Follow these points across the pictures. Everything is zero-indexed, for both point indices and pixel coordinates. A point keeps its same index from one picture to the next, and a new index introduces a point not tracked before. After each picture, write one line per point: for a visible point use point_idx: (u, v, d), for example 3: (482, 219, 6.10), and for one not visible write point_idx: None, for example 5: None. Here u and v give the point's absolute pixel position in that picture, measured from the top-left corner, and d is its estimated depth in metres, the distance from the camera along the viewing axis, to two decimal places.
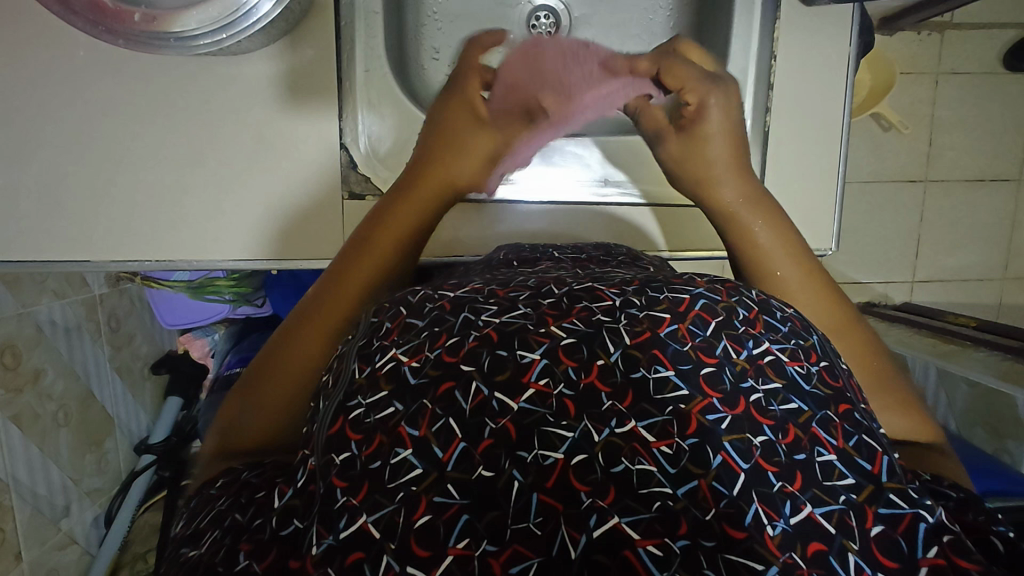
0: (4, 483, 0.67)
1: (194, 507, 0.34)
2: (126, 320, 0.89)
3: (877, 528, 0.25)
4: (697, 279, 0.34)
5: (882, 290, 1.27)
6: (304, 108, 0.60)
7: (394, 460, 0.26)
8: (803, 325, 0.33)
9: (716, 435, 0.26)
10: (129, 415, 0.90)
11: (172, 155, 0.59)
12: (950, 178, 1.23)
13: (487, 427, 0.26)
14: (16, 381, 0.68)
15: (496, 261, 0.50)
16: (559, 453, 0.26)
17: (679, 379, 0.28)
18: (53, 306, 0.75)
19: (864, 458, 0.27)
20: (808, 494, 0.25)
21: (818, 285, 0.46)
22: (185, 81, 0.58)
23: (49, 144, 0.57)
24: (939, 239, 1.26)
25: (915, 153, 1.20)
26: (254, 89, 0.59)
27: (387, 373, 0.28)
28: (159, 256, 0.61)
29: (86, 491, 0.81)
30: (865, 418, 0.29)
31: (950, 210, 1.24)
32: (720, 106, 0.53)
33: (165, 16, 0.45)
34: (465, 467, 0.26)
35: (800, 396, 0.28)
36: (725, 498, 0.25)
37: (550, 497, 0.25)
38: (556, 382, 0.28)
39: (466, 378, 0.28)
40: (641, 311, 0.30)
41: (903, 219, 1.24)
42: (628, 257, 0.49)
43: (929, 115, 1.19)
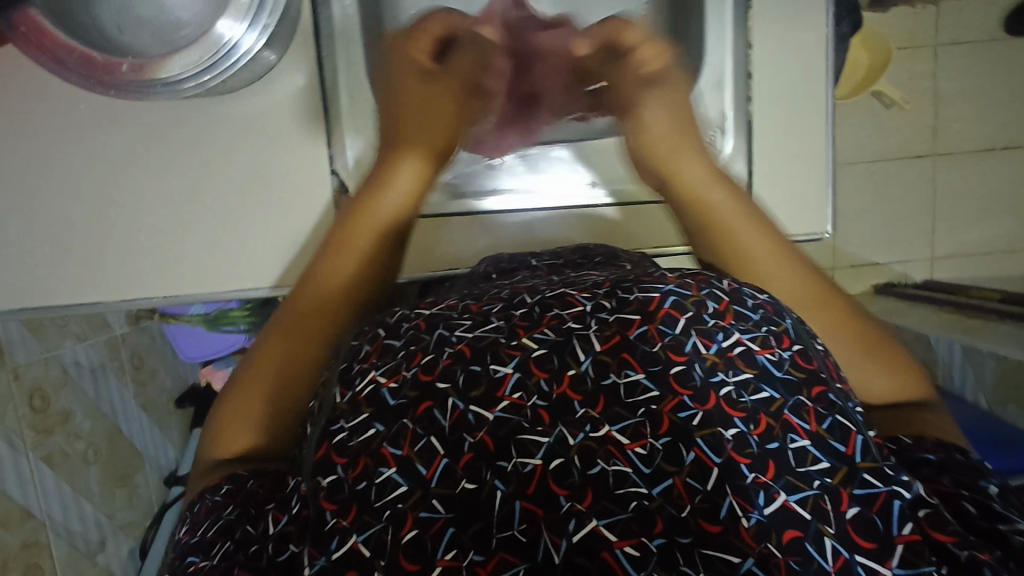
0: (40, 522, 0.70)
1: (200, 512, 0.39)
2: (148, 357, 0.92)
3: (852, 509, 0.30)
4: (668, 275, 0.40)
5: (901, 269, 1.24)
6: (289, 137, 0.62)
7: (379, 479, 0.31)
8: (775, 310, 0.37)
9: (688, 431, 0.32)
10: (159, 450, 0.93)
11: (169, 189, 0.62)
12: (960, 149, 1.20)
13: (466, 441, 0.32)
14: (45, 422, 0.71)
15: (477, 274, 0.51)
16: (537, 459, 0.31)
17: (651, 381, 0.33)
18: (77, 348, 0.78)
19: (837, 440, 0.32)
20: (783, 482, 0.31)
21: (786, 260, 0.48)
22: (179, 124, 0.60)
23: (58, 194, 0.60)
24: (954, 213, 1.23)
25: (919, 128, 1.18)
26: (244, 125, 0.61)
27: (366, 396, 0.34)
28: (165, 293, 0.64)
29: (120, 525, 0.83)
30: (839, 397, 0.34)
31: (963, 182, 1.21)
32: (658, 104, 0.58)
33: (151, 65, 0.47)
34: (449, 483, 0.31)
35: (771, 384, 0.33)
36: (700, 493, 0.30)
37: (531, 503, 0.31)
38: (530, 394, 0.33)
39: (442, 396, 0.33)
40: (611, 315, 0.36)
41: (915, 196, 1.21)
42: (606, 258, 0.49)
43: (931, 88, 1.17)
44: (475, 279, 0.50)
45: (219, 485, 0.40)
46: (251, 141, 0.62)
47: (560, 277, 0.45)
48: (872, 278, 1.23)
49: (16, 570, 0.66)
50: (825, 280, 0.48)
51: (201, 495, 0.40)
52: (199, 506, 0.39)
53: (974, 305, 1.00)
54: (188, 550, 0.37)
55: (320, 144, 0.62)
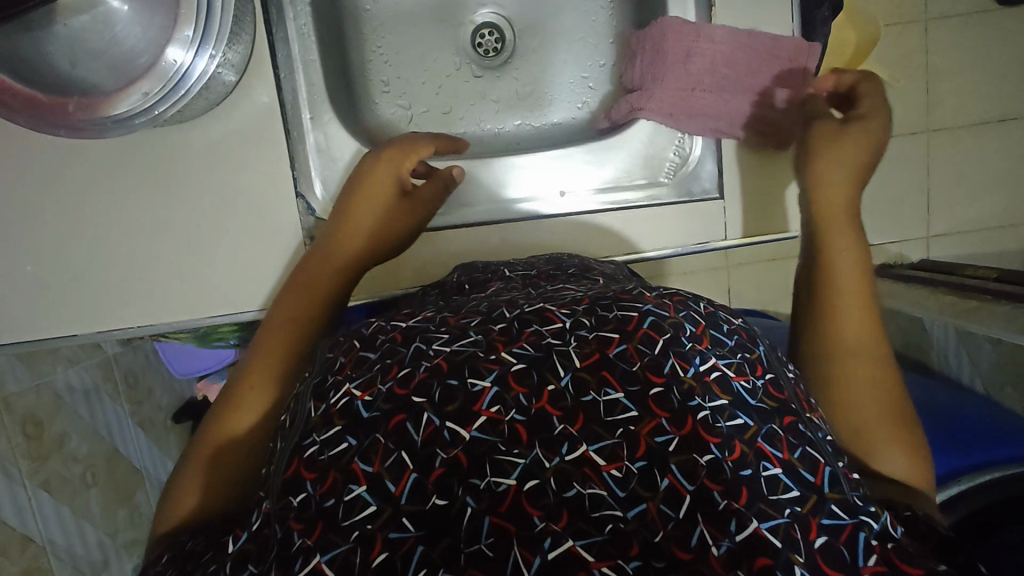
0: (40, 547, 0.71)
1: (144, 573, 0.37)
2: (143, 376, 0.93)
3: (820, 539, 0.31)
4: (646, 295, 0.41)
5: (897, 250, 1.22)
6: (247, 158, 0.63)
7: (348, 497, 0.31)
8: (749, 337, 0.40)
9: (664, 456, 0.32)
10: (157, 466, 0.94)
11: (162, 227, 0.63)
12: (954, 124, 1.18)
13: (438, 457, 0.32)
14: (40, 449, 0.72)
15: (450, 284, 0.55)
16: (511, 479, 0.31)
17: (629, 401, 0.34)
18: (70, 373, 0.78)
19: (807, 471, 0.33)
20: (754, 509, 0.31)
21: (868, 322, 0.47)
22: (143, 151, 0.62)
23: (37, 227, 0.61)
24: (951, 189, 1.20)
25: (912, 105, 1.16)
26: (212, 150, 0.63)
27: (340, 409, 0.34)
28: (141, 322, 0.64)
29: (122, 543, 0.84)
30: (807, 428, 0.36)
31: (958, 157, 1.19)
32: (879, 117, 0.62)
33: (95, 105, 0.55)
34: (419, 499, 0.31)
35: (746, 411, 0.35)
36: (674, 520, 0.31)
37: (502, 519, 0.30)
38: (508, 408, 0.33)
39: (417, 409, 0.33)
40: (590, 332, 0.37)
41: (910, 174, 1.19)
42: (578, 270, 0.52)
43: (922, 64, 1.15)
44: (448, 290, 0.53)
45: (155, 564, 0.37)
46: (246, 176, 0.63)
47: (537, 291, 0.45)
48: None
49: None
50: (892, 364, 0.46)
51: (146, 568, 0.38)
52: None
53: (970, 285, 0.98)
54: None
55: (285, 166, 0.64)
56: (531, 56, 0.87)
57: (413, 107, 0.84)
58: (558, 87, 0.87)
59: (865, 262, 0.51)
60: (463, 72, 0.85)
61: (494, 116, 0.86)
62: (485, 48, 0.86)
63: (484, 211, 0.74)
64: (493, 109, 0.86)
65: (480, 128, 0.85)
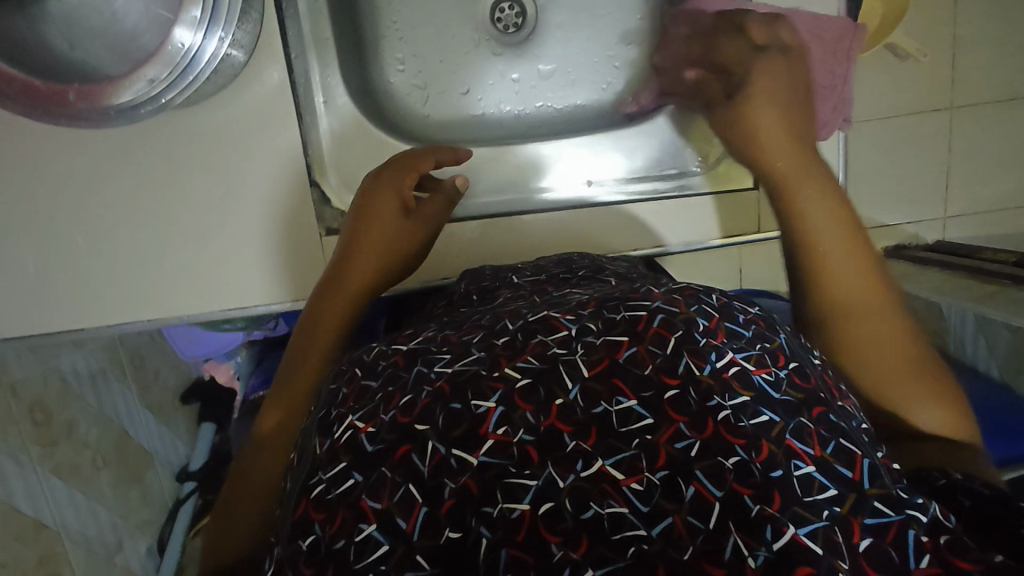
0: (56, 532, 0.71)
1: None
2: (150, 357, 0.91)
3: (866, 541, 0.31)
4: (655, 293, 0.42)
5: (912, 230, 1.19)
6: (249, 145, 0.62)
7: (359, 537, 0.31)
8: (767, 326, 0.41)
9: (685, 464, 0.33)
10: (168, 447, 0.94)
11: (186, 221, 0.63)
12: (977, 101, 1.13)
13: (447, 487, 0.32)
14: (50, 436, 0.72)
15: (460, 293, 0.61)
16: (525, 504, 0.32)
17: (642, 408, 0.35)
18: (76, 356, 0.77)
19: (845, 466, 0.33)
20: (790, 514, 0.31)
21: (864, 269, 0.51)
22: (144, 136, 0.61)
23: (50, 219, 0.61)
24: (971, 168, 1.17)
25: (936, 80, 1.12)
26: (211, 132, 0.61)
27: (344, 443, 0.35)
28: (153, 316, 0.65)
29: (136, 524, 0.85)
30: (839, 417, 0.36)
31: (980, 136, 1.15)
32: (767, 69, 0.61)
33: (99, 94, 0.56)
34: (432, 532, 0.31)
35: (770, 408, 0.35)
36: (702, 534, 0.31)
37: (519, 550, 0.31)
38: (517, 428, 0.34)
39: (421, 439, 0.34)
40: (597, 337, 0.38)
41: (930, 153, 1.15)
42: (589, 273, 0.58)
43: (948, 36, 1.10)
44: (462, 299, 0.59)
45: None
46: (268, 169, 0.63)
47: (544, 298, 0.49)
48: (882, 240, 1.19)
49: None
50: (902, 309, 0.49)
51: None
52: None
53: (987, 269, 0.96)
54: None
55: (293, 151, 0.63)
56: (553, 36, 0.85)
57: (430, 87, 0.83)
58: (578, 67, 0.86)
59: (840, 213, 0.53)
60: (482, 50, 0.84)
61: (513, 97, 0.85)
62: (504, 23, 0.84)
63: (495, 204, 0.74)
64: (513, 89, 0.85)
65: (499, 109, 0.84)
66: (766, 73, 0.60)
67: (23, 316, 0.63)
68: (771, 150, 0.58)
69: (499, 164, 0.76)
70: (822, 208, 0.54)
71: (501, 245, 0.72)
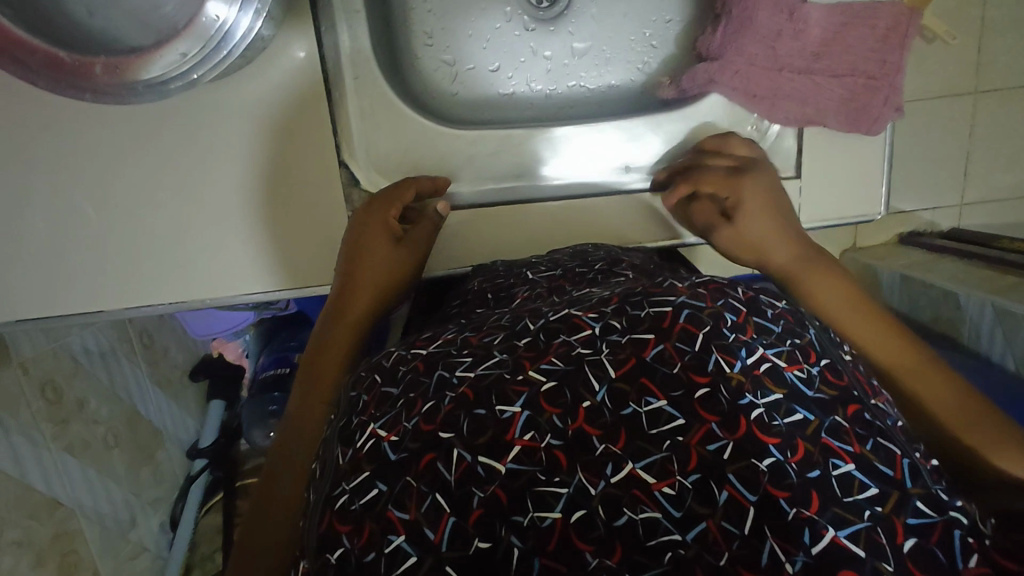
0: (70, 509, 0.71)
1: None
2: (159, 334, 0.91)
3: (910, 541, 0.30)
4: (680, 286, 0.40)
5: (929, 218, 1.17)
6: (269, 130, 0.64)
7: (388, 548, 0.31)
8: (796, 322, 0.39)
9: (717, 467, 0.32)
10: (178, 425, 0.93)
11: (208, 201, 0.65)
12: (1003, 85, 1.10)
13: (475, 497, 0.32)
14: (62, 413, 0.71)
15: (475, 291, 0.61)
16: (556, 513, 0.31)
17: (673, 409, 0.34)
18: (86, 333, 0.77)
19: (885, 465, 0.32)
20: (830, 514, 0.30)
21: (876, 321, 0.51)
22: (164, 118, 0.62)
23: (73, 197, 0.63)
24: (993, 155, 1.14)
25: (961, 63, 1.09)
26: (230, 115, 0.63)
27: (367, 453, 0.34)
28: (173, 298, 0.68)
29: (148, 501, 0.85)
30: (874, 415, 0.35)
31: (1004, 121, 1.13)
32: (751, 183, 0.64)
33: (126, 67, 0.54)
34: (461, 543, 0.31)
35: (805, 406, 0.34)
36: (737, 540, 0.30)
37: (550, 560, 0.30)
38: (544, 433, 0.33)
39: (446, 446, 0.33)
40: (622, 336, 0.37)
41: (951, 138, 1.13)
42: (606, 265, 0.57)
43: (978, 18, 1.07)
44: (477, 298, 0.58)
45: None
46: (279, 155, 0.65)
47: (560, 298, 0.50)
48: (896, 227, 1.18)
49: (53, 558, 0.67)
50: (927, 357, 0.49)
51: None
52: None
53: (1006, 260, 0.94)
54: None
55: (321, 138, 0.66)
56: (590, 12, 0.83)
57: (459, 63, 0.82)
58: (613, 46, 0.84)
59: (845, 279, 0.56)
60: (514, 24, 0.82)
61: (544, 76, 0.84)
62: None
63: (511, 188, 0.74)
64: (544, 67, 0.83)
65: (529, 88, 0.83)
66: (752, 189, 0.64)
67: (48, 295, 0.65)
68: (771, 252, 0.61)
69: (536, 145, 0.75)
70: (825, 279, 0.56)
71: (528, 232, 0.74)
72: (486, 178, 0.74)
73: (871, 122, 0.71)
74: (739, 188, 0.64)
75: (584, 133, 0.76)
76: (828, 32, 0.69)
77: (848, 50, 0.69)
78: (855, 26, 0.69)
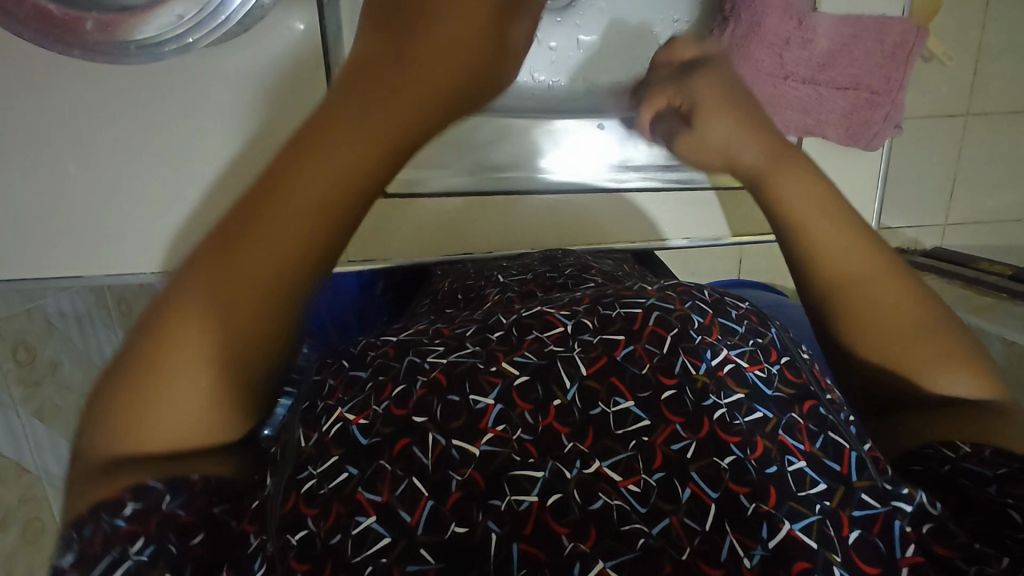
0: (37, 476, 0.70)
1: (97, 538, 0.29)
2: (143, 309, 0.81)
3: (854, 533, 0.30)
4: (647, 290, 0.42)
5: (914, 235, 1.16)
6: (265, 100, 0.63)
7: (356, 530, 0.29)
8: (759, 322, 0.41)
9: (681, 465, 0.32)
10: None
11: (201, 173, 0.64)
12: (993, 110, 1.13)
13: (453, 480, 0.31)
14: (32, 376, 0.71)
15: (445, 292, 0.61)
16: (533, 497, 0.31)
17: (640, 410, 0.34)
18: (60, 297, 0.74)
19: (832, 460, 0.33)
20: (786, 509, 0.31)
21: (849, 234, 0.46)
22: (158, 80, 0.60)
23: (54, 155, 0.61)
24: (976, 177, 1.17)
25: (957, 85, 1.10)
26: (225, 82, 0.61)
27: (334, 437, 0.33)
28: (155, 267, 0.66)
29: None
30: (829, 411, 0.36)
31: (989, 145, 1.15)
32: (705, 80, 0.60)
33: (121, 24, 0.56)
34: (437, 529, 0.30)
35: (764, 404, 0.35)
36: (699, 535, 0.30)
37: (530, 547, 0.30)
38: (515, 427, 0.33)
39: (421, 431, 0.32)
40: (593, 336, 0.37)
41: (939, 158, 1.14)
42: (576, 270, 0.58)
43: (976, 41, 1.08)
44: (443, 300, 0.57)
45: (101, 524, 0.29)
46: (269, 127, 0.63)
47: (536, 291, 0.53)
48: None
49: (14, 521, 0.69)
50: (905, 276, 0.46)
51: (91, 514, 0.30)
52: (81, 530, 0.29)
53: (982, 280, 0.97)
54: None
55: None
56: (598, 7, 0.82)
57: None
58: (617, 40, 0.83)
59: (826, 187, 0.48)
60: None
61: (548, 67, 0.82)
62: None
63: (516, 179, 0.78)
64: (548, 58, 0.81)
65: (531, 78, 0.80)
66: (707, 85, 0.59)
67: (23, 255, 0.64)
68: (741, 153, 0.54)
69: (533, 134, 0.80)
70: (796, 185, 0.49)
71: (524, 228, 0.77)
72: (483, 165, 0.77)
73: (870, 137, 0.73)
74: (693, 87, 0.60)
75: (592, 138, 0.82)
76: (831, 42, 0.69)
77: (850, 62, 0.70)
78: (857, 41, 0.69)
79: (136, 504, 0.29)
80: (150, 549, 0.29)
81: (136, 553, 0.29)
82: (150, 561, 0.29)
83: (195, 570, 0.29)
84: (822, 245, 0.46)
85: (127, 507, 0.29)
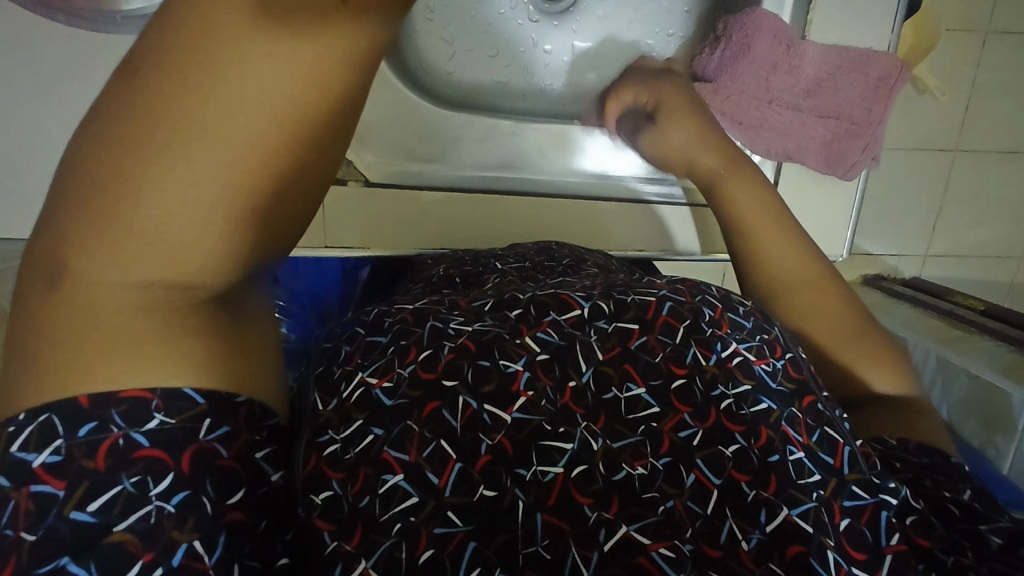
0: None
1: (100, 446, 0.23)
2: None
3: (845, 521, 0.31)
4: (658, 283, 0.42)
5: (893, 263, 1.21)
6: None
7: (383, 489, 0.28)
8: (764, 318, 0.41)
9: (689, 452, 0.32)
10: None
11: None
12: (982, 148, 1.14)
13: (482, 444, 0.30)
14: None
15: (438, 276, 0.59)
16: (559, 467, 0.30)
17: (651, 397, 0.34)
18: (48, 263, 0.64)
19: (826, 452, 0.33)
20: (784, 497, 0.31)
21: (790, 241, 0.54)
22: None
23: (50, 115, 0.61)
24: (961, 212, 1.18)
25: (949, 119, 1.11)
26: None
27: (356, 402, 0.30)
28: None
29: None
30: (826, 407, 0.36)
31: (976, 181, 1.16)
32: (670, 83, 0.65)
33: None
34: (465, 490, 0.29)
35: (767, 395, 0.35)
36: (700, 518, 0.30)
37: (551, 517, 0.29)
38: (540, 396, 0.32)
39: (452, 394, 0.31)
40: (609, 325, 0.37)
41: (926, 190, 1.16)
42: (572, 262, 0.59)
43: (971, 77, 1.09)
44: (439, 281, 0.57)
45: (112, 432, 0.24)
46: None
47: (530, 278, 0.54)
48: (863, 268, 1.20)
49: None
50: (847, 291, 0.52)
51: (95, 409, 0.24)
52: (74, 430, 0.23)
53: (956, 313, 0.96)
54: (58, 546, 0.22)
55: None
56: (596, 14, 0.82)
57: (457, 44, 0.82)
58: (613, 47, 0.84)
59: (770, 203, 0.57)
60: (518, 12, 0.82)
61: (543, 69, 0.84)
62: None
63: (509, 181, 0.79)
64: (544, 61, 0.84)
65: (525, 79, 0.84)
66: (671, 87, 0.64)
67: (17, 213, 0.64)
68: (699, 155, 0.60)
69: (520, 141, 0.80)
70: (744, 195, 0.57)
71: (513, 225, 0.78)
72: (470, 165, 0.79)
73: (846, 168, 0.74)
74: (658, 86, 0.65)
75: (578, 153, 0.81)
76: (826, 68, 0.70)
77: (850, 87, 0.70)
78: (853, 70, 0.69)
79: (168, 418, 0.24)
80: (179, 496, 0.24)
81: (160, 496, 0.24)
82: (178, 513, 0.24)
83: (230, 536, 0.24)
84: (764, 251, 0.54)
85: (154, 419, 0.24)
